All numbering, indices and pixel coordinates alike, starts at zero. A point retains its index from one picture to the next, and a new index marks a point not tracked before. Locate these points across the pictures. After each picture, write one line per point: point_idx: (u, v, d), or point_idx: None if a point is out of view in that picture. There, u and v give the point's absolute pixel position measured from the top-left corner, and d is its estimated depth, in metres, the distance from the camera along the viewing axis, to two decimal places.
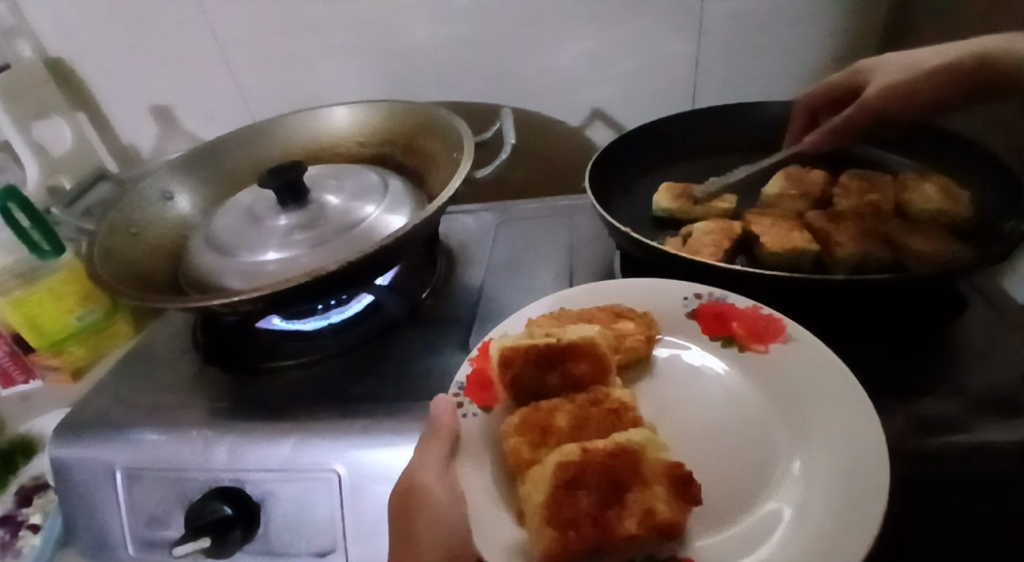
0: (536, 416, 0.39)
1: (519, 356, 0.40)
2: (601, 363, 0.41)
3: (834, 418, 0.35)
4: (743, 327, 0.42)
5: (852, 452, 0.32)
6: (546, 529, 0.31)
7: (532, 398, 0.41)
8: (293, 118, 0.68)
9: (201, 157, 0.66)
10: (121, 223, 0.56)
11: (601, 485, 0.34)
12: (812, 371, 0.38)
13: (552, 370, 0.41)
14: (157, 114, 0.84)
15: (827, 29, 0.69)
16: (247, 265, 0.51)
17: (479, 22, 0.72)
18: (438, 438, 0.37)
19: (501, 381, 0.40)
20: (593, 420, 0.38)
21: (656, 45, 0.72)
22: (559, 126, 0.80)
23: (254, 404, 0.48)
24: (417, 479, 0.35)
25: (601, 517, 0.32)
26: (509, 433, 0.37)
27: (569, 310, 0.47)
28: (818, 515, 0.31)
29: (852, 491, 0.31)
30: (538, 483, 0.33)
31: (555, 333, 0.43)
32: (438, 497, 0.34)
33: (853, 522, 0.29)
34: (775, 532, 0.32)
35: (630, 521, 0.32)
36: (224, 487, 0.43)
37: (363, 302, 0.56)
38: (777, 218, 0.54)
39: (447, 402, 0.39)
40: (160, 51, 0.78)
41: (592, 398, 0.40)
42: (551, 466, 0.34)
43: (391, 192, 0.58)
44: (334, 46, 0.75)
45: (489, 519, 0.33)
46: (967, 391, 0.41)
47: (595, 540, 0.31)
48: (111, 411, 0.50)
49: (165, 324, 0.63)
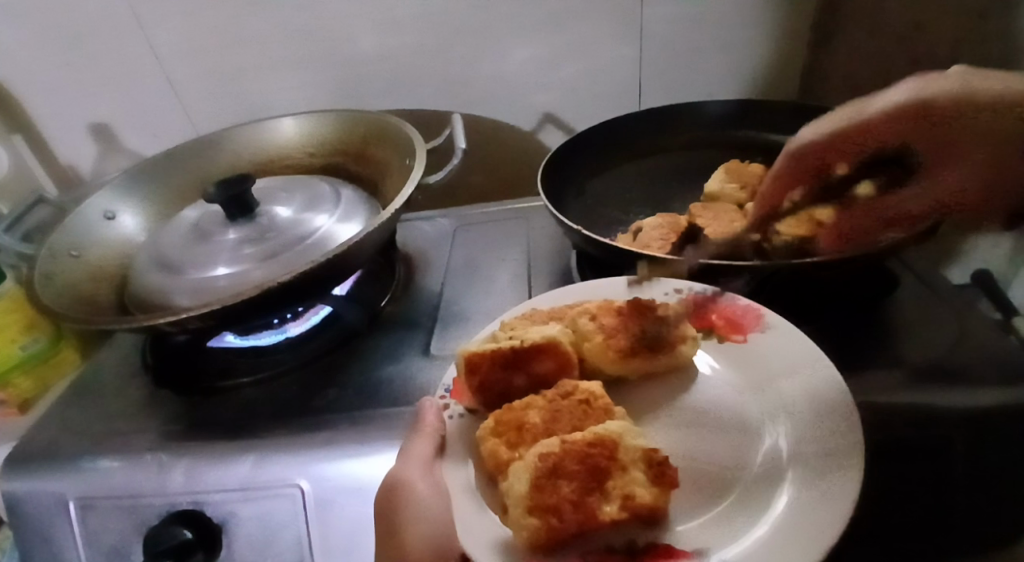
0: (509, 415, 0.38)
1: (486, 360, 0.40)
2: (565, 360, 0.42)
3: (807, 404, 0.37)
4: (722, 318, 0.45)
5: (829, 426, 0.35)
6: (529, 518, 0.31)
7: (502, 398, 0.41)
8: (240, 131, 0.67)
9: (145, 174, 0.64)
10: (61, 247, 0.54)
11: (580, 471, 0.33)
12: (785, 357, 0.40)
13: (518, 371, 0.41)
14: (97, 132, 0.82)
15: (761, 28, 0.72)
16: (196, 282, 0.50)
17: (425, 30, 0.72)
18: (424, 435, 0.38)
19: (469, 386, 0.41)
20: (565, 411, 0.38)
21: (600, 49, 0.73)
22: (511, 130, 0.81)
23: (212, 424, 0.47)
24: (400, 477, 0.35)
25: (583, 503, 0.32)
26: (486, 435, 0.37)
27: (538, 310, 0.48)
28: (797, 487, 0.33)
29: (829, 474, 0.32)
30: (519, 475, 0.33)
31: (517, 334, 0.42)
32: (422, 492, 0.35)
33: (832, 492, 0.31)
34: (756, 506, 0.33)
35: (611, 507, 0.32)
36: (183, 511, 0.42)
37: (323, 313, 0.56)
38: (720, 211, 0.57)
39: (432, 402, 0.40)
40: (97, 69, 0.76)
41: (562, 392, 0.40)
42: (531, 459, 0.34)
43: (344, 201, 0.57)
44: (280, 59, 0.74)
45: (472, 513, 0.34)
46: (906, 364, 0.44)
47: (577, 524, 0.32)
48: (60, 442, 0.48)
49: (114, 349, 0.61)
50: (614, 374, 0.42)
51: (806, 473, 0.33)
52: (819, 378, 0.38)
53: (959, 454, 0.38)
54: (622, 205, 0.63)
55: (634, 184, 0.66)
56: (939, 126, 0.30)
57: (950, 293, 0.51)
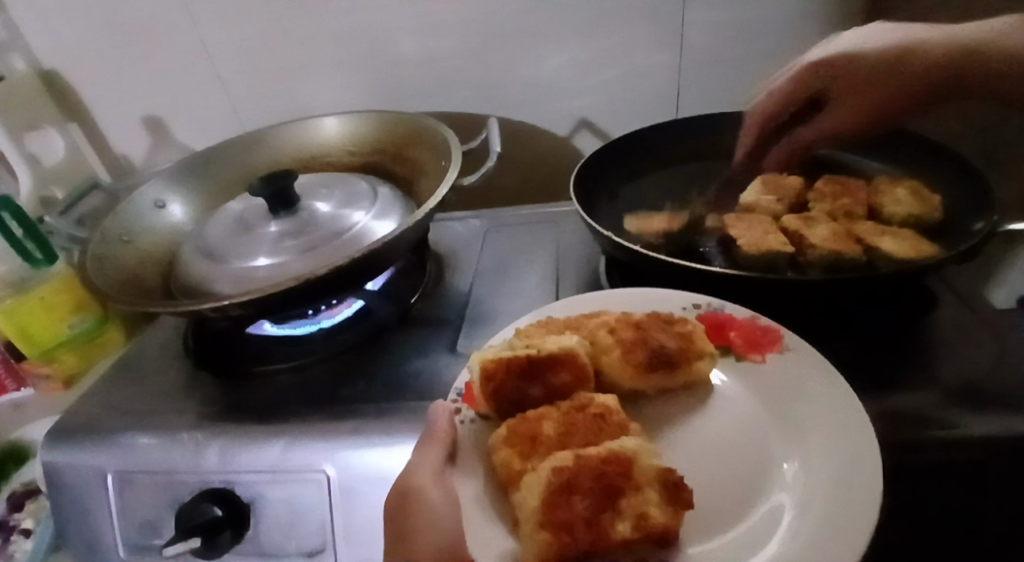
0: (524, 426, 0.39)
1: (501, 368, 0.41)
2: (581, 372, 0.43)
3: (831, 431, 0.35)
4: (741, 336, 0.43)
5: (849, 451, 0.33)
6: (540, 532, 0.31)
7: (515, 407, 0.41)
8: (284, 127, 0.70)
9: (191, 166, 0.67)
10: (113, 232, 0.57)
11: (594, 489, 0.34)
12: (807, 380, 0.39)
13: (533, 381, 0.42)
14: (148, 125, 0.85)
15: (803, 40, 0.71)
16: (237, 271, 0.52)
17: (465, 34, 0.73)
18: (435, 442, 0.38)
19: (483, 392, 0.41)
20: (579, 426, 0.39)
21: (638, 58, 0.74)
22: (545, 135, 0.82)
23: (245, 407, 0.49)
24: (413, 483, 0.36)
25: (596, 521, 0.33)
26: (498, 445, 0.38)
27: (554, 318, 0.48)
28: (813, 512, 0.32)
29: (851, 502, 0.31)
30: (532, 488, 0.34)
31: (535, 343, 0.43)
32: (432, 500, 0.35)
33: (854, 519, 0.30)
34: (771, 533, 0.32)
35: (624, 525, 0.32)
36: (214, 489, 0.44)
37: (354, 307, 0.57)
38: (754, 221, 0.56)
39: (444, 407, 0.40)
40: (152, 65, 0.80)
41: (577, 405, 0.41)
42: (546, 472, 0.34)
43: (381, 199, 0.59)
44: (323, 59, 0.77)
45: (483, 525, 0.34)
46: (940, 384, 0.43)
47: (589, 543, 0.32)
48: (103, 417, 0.51)
49: (156, 331, 0.63)
50: (631, 388, 0.43)
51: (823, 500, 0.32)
52: (845, 404, 0.36)
53: None
54: (654, 212, 0.63)
55: (667, 192, 0.66)
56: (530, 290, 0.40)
57: (992, 314, 0.49)
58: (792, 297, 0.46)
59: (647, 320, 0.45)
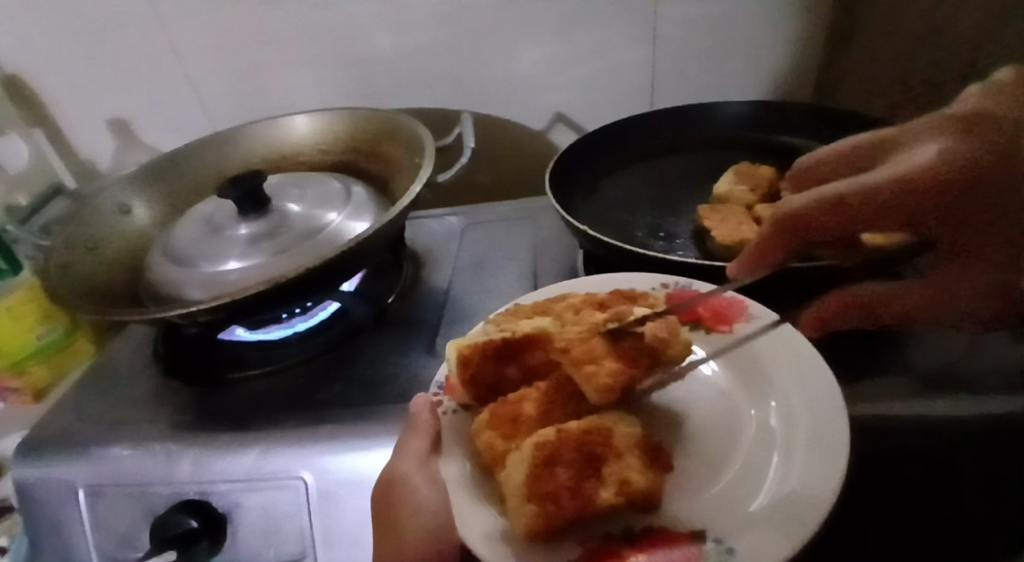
0: (504, 408, 0.38)
1: (476, 354, 0.40)
2: (555, 350, 0.42)
3: (802, 392, 0.36)
4: (707, 310, 0.45)
5: (820, 413, 0.34)
6: (527, 505, 0.31)
7: (493, 393, 0.40)
8: (253, 127, 0.68)
9: (158, 169, 0.65)
10: (78, 239, 0.55)
11: (576, 459, 0.34)
12: (783, 350, 0.39)
13: (510, 363, 0.41)
14: (115, 127, 0.83)
15: (776, 30, 0.71)
16: (207, 275, 0.51)
17: (439, 30, 0.72)
18: (418, 432, 0.38)
19: (460, 380, 0.40)
20: (558, 404, 0.39)
21: (613, 51, 0.73)
22: (522, 130, 0.81)
23: (218, 414, 0.48)
24: (399, 472, 0.36)
25: (580, 488, 0.33)
26: (481, 429, 0.37)
27: (522, 305, 0.47)
28: (794, 469, 0.32)
29: (823, 455, 0.32)
30: (516, 465, 0.33)
31: (509, 328, 0.42)
32: (419, 489, 0.35)
33: (827, 474, 0.31)
34: (756, 491, 0.32)
35: (606, 492, 0.33)
36: (189, 500, 0.43)
37: (330, 309, 0.56)
38: (728, 213, 0.56)
39: (425, 400, 0.40)
40: (117, 66, 0.77)
41: (555, 384, 0.41)
42: (528, 447, 0.34)
43: (355, 198, 0.58)
44: (294, 57, 0.75)
45: (471, 509, 0.33)
46: (912, 372, 0.43)
47: (576, 510, 0.32)
48: (73, 429, 0.49)
49: (126, 339, 0.62)
50: None
51: (804, 457, 0.32)
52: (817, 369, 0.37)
53: (965, 464, 0.38)
54: (630, 205, 0.63)
55: (644, 185, 0.65)
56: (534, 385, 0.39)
57: None
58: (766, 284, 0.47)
59: (613, 298, 0.45)
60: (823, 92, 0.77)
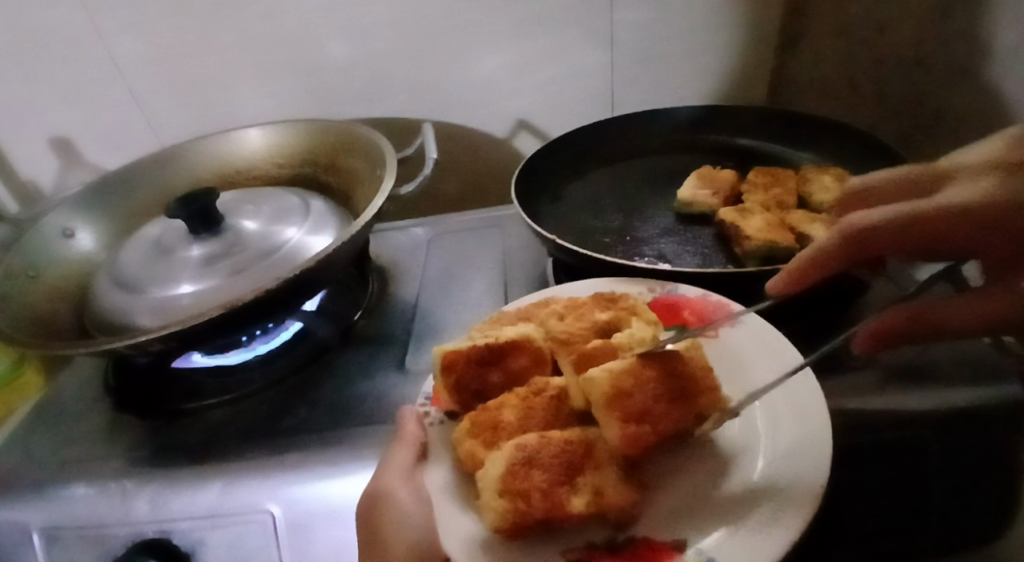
0: (484, 415, 0.38)
1: (461, 358, 0.40)
2: (538, 356, 0.42)
3: (785, 400, 0.36)
4: (693, 314, 0.44)
5: (798, 416, 0.35)
6: (500, 500, 0.31)
7: (476, 398, 0.41)
8: (204, 143, 0.66)
9: (104, 189, 0.62)
10: (17, 266, 0.52)
11: (554, 464, 0.34)
12: (768, 356, 0.40)
13: (492, 368, 0.41)
14: (55, 147, 0.79)
15: (730, 32, 0.72)
16: (158, 300, 0.48)
17: (394, 38, 0.71)
18: (406, 443, 0.38)
19: (444, 386, 0.40)
20: (538, 409, 0.38)
21: (572, 56, 0.73)
22: (485, 136, 0.80)
23: (177, 448, 0.46)
24: (382, 485, 0.35)
25: (553, 492, 0.32)
26: (462, 437, 0.37)
27: (506, 312, 0.47)
28: (773, 473, 0.32)
29: (797, 464, 0.32)
30: (495, 460, 0.34)
31: (493, 333, 0.42)
32: (403, 500, 0.34)
33: (801, 478, 0.31)
34: (733, 496, 0.32)
35: (579, 500, 0.33)
36: (148, 539, 0.40)
37: (293, 330, 0.53)
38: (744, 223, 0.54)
39: (412, 412, 0.40)
40: (54, 82, 0.73)
41: (534, 389, 0.40)
42: (509, 448, 0.34)
43: (314, 213, 0.56)
44: (245, 68, 0.73)
45: (454, 514, 0.34)
46: (876, 367, 0.45)
47: (545, 511, 0.32)
48: (19, 472, 0.46)
49: (76, 371, 0.58)
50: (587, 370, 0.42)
51: (783, 462, 0.33)
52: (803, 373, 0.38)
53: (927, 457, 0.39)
54: (597, 209, 0.63)
55: (610, 190, 0.65)
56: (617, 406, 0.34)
57: None
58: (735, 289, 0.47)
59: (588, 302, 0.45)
60: (779, 91, 0.78)
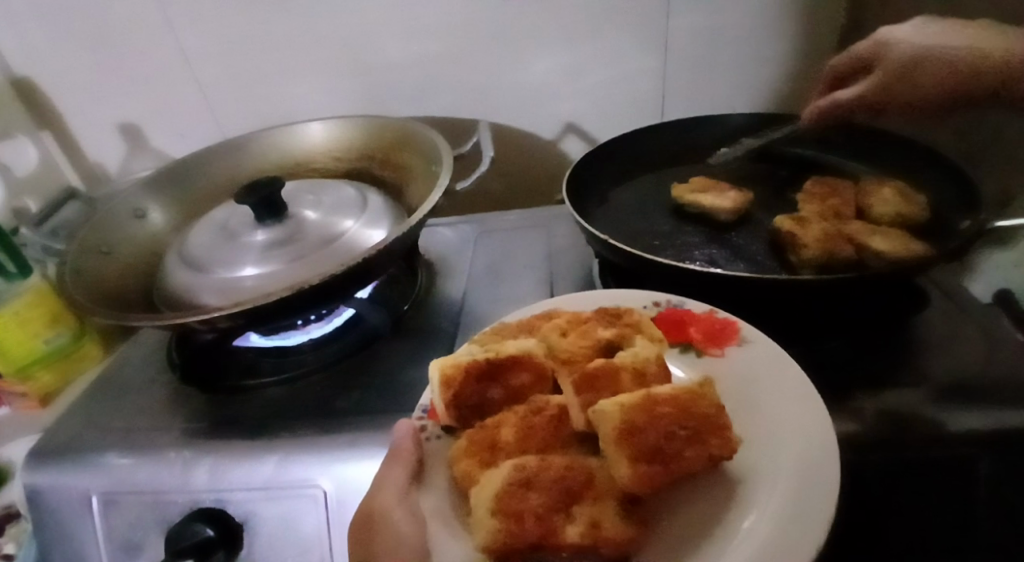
0: (482, 434, 0.38)
1: (460, 374, 0.40)
2: (540, 373, 0.42)
3: (800, 448, 0.34)
4: (700, 331, 0.44)
5: (807, 449, 0.34)
6: (491, 519, 0.32)
7: (475, 413, 0.40)
8: (269, 134, 0.68)
9: (171, 175, 0.65)
10: (92, 243, 0.55)
11: (552, 490, 0.34)
12: (783, 391, 0.38)
13: (493, 383, 0.41)
14: (124, 132, 0.83)
15: (785, 43, 0.72)
16: (223, 281, 0.51)
17: (452, 39, 0.73)
18: (400, 460, 0.37)
19: (443, 401, 0.40)
20: (538, 429, 0.38)
21: (624, 63, 0.74)
22: (533, 139, 0.81)
23: (234, 422, 0.47)
24: (377, 504, 0.34)
25: (547, 518, 0.33)
26: (458, 456, 0.37)
27: (507, 325, 0.47)
28: (778, 507, 0.31)
29: (801, 518, 0.30)
30: (490, 480, 0.34)
31: (493, 348, 0.42)
32: (398, 520, 0.34)
33: (809, 518, 0.30)
34: (738, 527, 0.32)
35: (574, 529, 0.33)
36: (205, 508, 0.43)
37: (344, 316, 0.56)
38: (807, 225, 0.53)
39: (408, 426, 0.39)
40: (129, 70, 0.77)
41: (534, 408, 0.39)
42: (507, 468, 0.35)
43: (371, 207, 0.58)
44: (308, 65, 0.76)
45: (448, 540, 0.34)
46: (934, 381, 0.43)
47: (537, 537, 0.32)
48: (85, 435, 0.49)
49: (139, 345, 0.61)
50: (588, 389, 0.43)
51: (789, 495, 0.32)
52: (817, 414, 0.36)
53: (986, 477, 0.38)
54: (645, 212, 0.63)
55: (658, 195, 0.66)
56: (622, 439, 0.34)
57: (975, 310, 0.50)
58: (790, 299, 0.46)
59: (591, 321, 0.46)
60: None
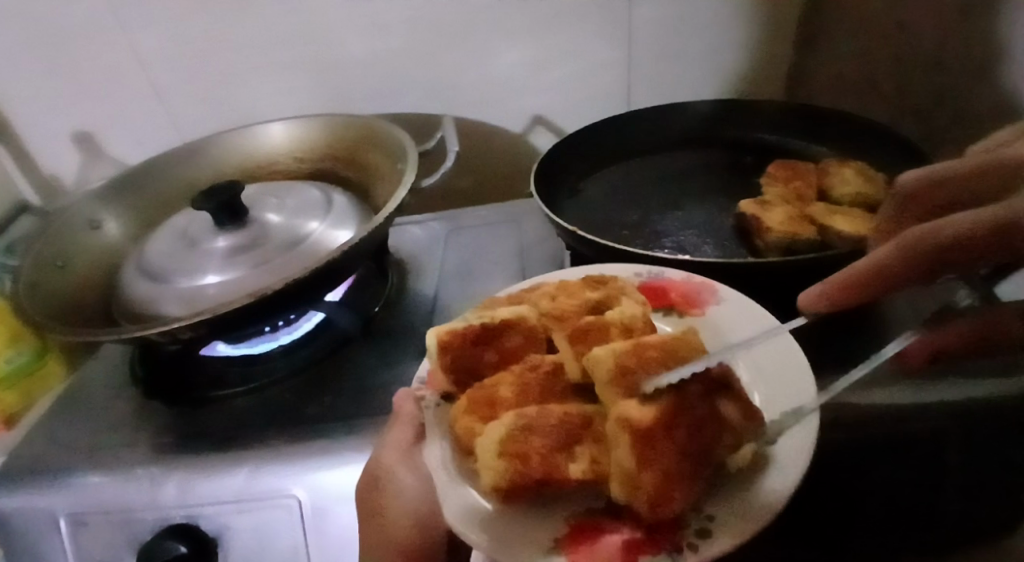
0: (481, 392, 0.37)
1: (456, 337, 0.39)
2: (532, 333, 0.41)
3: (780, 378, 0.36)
4: (678, 295, 0.44)
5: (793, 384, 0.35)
6: (498, 460, 0.32)
7: (471, 378, 0.40)
8: (229, 137, 0.67)
9: (128, 183, 0.63)
10: (46, 257, 0.53)
11: (555, 431, 0.34)
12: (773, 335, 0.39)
13: (488, 346, 0.40)
14: (79, 141, 0.80)
15: (746, 29, 0.73)
16: (186, 291, 0.49)
17: (414, 35, 0.72)
18: (402, 425, 0.39)
19: (441, 365, 0.39)
20: (534, 383, 0.38)
21: (588, 54, 0.74)
22: (501, 134, 0.81)
23: (203, 435, 0.46)
24: (381, 465, 0.38)
25: (551, 456, 0.32)
26: (458, 414, 0.36)
27: (498, 298, 0.46)
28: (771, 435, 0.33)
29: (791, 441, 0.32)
30: (494, 426, 0.34)
31: (487, 312, 0.41)
32: (402, 479, 0.37)
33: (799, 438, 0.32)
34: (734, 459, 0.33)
35: (577, 466, 0.32)
36: (177, 524, 0.42)
37: (314, 320, 0.54)
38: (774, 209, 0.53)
39: (408, 394, 0.40)
40: (81, 76, 0.75)
41: (529, 364, 0.39)
42: (509, 417, 0.34)
43: (336, 207, 0.57)
44: (268, 65, 0.74)
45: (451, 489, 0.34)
46: None
47: (542, 474, 0.32)
48: (47, 456, 0.47)
49: (101, 361, 0.59)
50: None
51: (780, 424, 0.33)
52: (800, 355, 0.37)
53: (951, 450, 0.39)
54: (614, 202, 0.63)
55: (626, 184, 0.66)
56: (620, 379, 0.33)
57: None
58: (758, 281, 0.47)
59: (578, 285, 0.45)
60: (794, 88, 0.79)
